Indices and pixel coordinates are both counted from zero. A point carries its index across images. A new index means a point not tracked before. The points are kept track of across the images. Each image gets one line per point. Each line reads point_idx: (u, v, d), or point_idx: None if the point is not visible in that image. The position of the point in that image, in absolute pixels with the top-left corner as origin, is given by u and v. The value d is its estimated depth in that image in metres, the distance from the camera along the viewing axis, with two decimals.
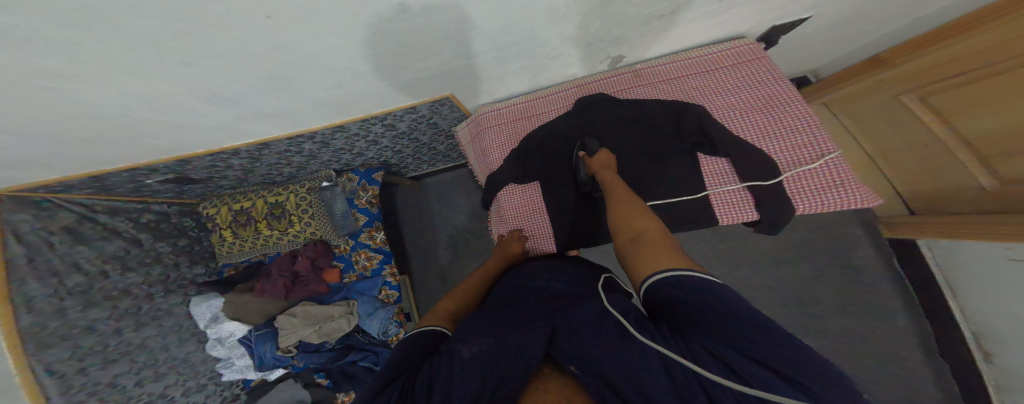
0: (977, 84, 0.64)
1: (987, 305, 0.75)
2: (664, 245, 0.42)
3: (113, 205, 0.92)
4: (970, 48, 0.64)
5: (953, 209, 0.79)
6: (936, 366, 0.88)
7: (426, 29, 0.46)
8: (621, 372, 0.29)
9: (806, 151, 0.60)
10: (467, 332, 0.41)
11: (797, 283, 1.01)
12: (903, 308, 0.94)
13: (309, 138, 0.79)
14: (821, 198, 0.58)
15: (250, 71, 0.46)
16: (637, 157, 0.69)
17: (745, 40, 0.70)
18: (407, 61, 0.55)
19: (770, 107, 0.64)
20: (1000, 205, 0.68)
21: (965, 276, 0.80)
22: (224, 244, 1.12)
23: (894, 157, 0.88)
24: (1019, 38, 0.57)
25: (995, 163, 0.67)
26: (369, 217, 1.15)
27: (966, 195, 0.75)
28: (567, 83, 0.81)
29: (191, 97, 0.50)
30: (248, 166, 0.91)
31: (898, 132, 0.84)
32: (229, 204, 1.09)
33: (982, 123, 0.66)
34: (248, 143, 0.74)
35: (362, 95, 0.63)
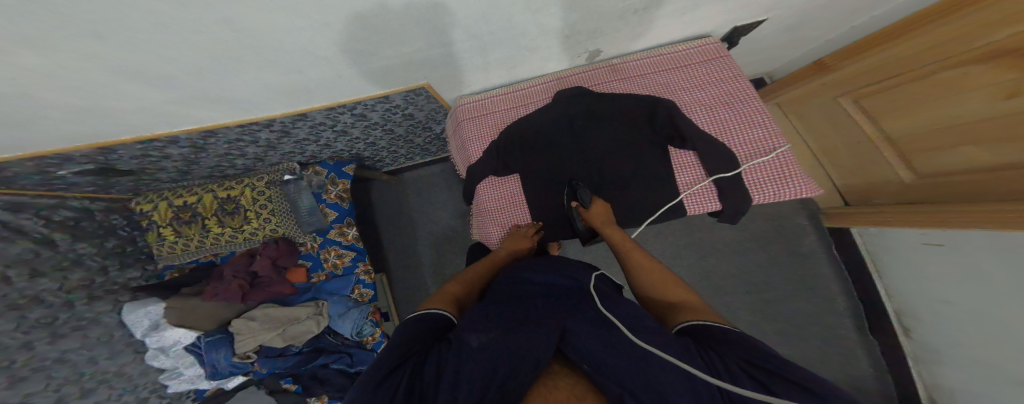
0: (898, 89, 0.76)
1: (908, 284, 0.90)
2: (700, 308, 0.47)
3: (20, 201, 0.75)
4: (888, 58, 0.75)
5: (880, 199, 0.92)
6: (864, 337, 1.04)
7: (396, 14, 0.44)
8: (638, 379, 0.33)
9: (762, 145, 0.66)
10: (475, 325, 0.44)
11: (750, 269, 1.14)
12: (840, 289, 1.08)
13: (267, 125, 0.71)
14: (774, 188, 0.64)
15: (199, 49, 0.41)
16: (614, 149, 0.72)
17: (709, 39, 0.75)
18: (378, 47, 0.51)
19: (731, 104, 0.70)
20: (916, 194, 0.82)
21: (889, 258, 0.94)
22: (161, 245, 1.00)
23: (834, 154, 1.01)
24: (926, 51, 0.68)
25: (915, 157, 0.79)
26: (339, 213, 1.07)
27: (889, 186, 0.88)
28: (546, 76, 0.82)
29: (121, 74, 0.43)
30: (191, 157, 0.81)
31: (836, 130, 0.96)
32: (170, 200, 0.98)
33: (905, 123, 0.77)
34: (189, 131, 0.65)
35: (327, 82, 0.58)
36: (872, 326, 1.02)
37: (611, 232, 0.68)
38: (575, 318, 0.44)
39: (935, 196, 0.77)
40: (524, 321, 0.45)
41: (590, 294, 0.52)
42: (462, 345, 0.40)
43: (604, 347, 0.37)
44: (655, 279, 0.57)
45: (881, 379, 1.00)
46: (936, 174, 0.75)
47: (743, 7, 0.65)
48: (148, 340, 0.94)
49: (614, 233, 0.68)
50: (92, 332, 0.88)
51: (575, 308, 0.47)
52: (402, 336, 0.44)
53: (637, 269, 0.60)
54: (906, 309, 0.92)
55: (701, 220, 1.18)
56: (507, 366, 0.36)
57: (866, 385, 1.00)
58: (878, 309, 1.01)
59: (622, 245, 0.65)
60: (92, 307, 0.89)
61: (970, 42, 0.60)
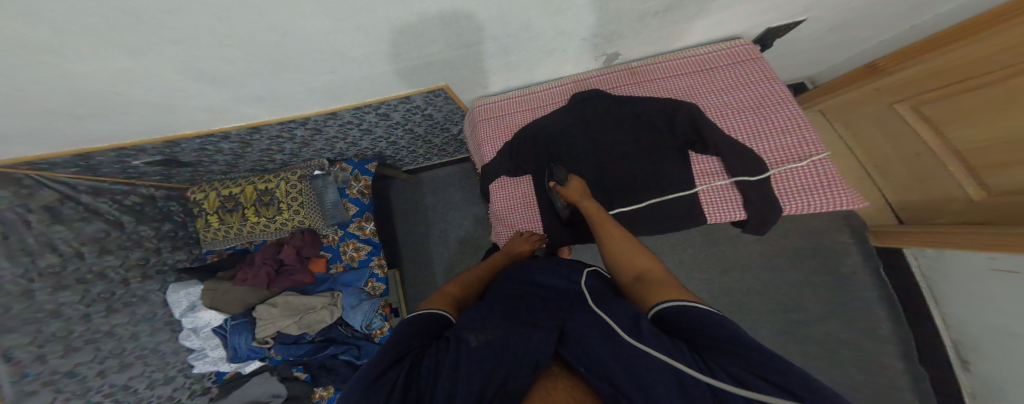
0: (964, 98, 0.68)
1: (969, 314, 0.79)
2: (667, 282, 0.47)
3: (99, 185, 0.88)
4: (948, 64, 0.68)
5: (940, 218, 0.83)
6: (913, 370, 0.93)
7: (424, 17, 0.46)
8: (633, 384, 0.32)
9: (796, 152, 0.61)
10: (473, 324, 0.44)
11: (781, 287, 1.05)
12: (884, 314, 0.98)
13: (302, 123, 0.76)
14: (809, 199, 0.59)
15: (247, 53, 0.44)
16: (635, 153, 0.70)
17: (739, 41, 0.72)
18: (404, 49, 0.54)
19: (762, 108, 0.66)
20: (985, 215, 0.73)
21: (949, 285, 0.84)
22: (208, 231, 1.09)
23: (886, 167, 0.93)
24: (996, 56, 0.61)
25: (984, 173, 0.70)
26: (359, 207, 1.11)
27: (952, 205, 0.79)
28: (563, 79, 0.81)
29: (180, 77, 0.47)
30: (238, 151, 0.88)
31: (889, 140, 0.88)
32: (218, 190, 1.07)
33: (970, 134, 0.70)
34: (237, 127, 0.71)
35: (357, 82, 0.61)
36: (926, 360, 0.91)
37: (587, 204, 0.65)
38: (575, 321, 0.43)
39: (1006, 219, 0.69)
40: (523, 321, 0.44)
41: (586, 298, 0.49)
42: (459, 344, 0.40)
43: (603, 350, 0.36)
44: (625, 251, 0.56)
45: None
46: (1007, 193, 0.67)
47: (776, 7, 0.61)
48: (184, 319, 1.03)
49: (591, 207, 0.65)
50: (143, 308, 0.98)
51: (575, 310, 0.46)
52: (402, 333, 0.45)
53: (611, 242, 0.59)
54: (964, 342, 0.82)
55: (726, 232, 1.12)
56: (506, 366, 0.37)
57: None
58: (932, 340, 0.90)
59: (597, 218, 0.63)
60: (144, 285, 1.00)
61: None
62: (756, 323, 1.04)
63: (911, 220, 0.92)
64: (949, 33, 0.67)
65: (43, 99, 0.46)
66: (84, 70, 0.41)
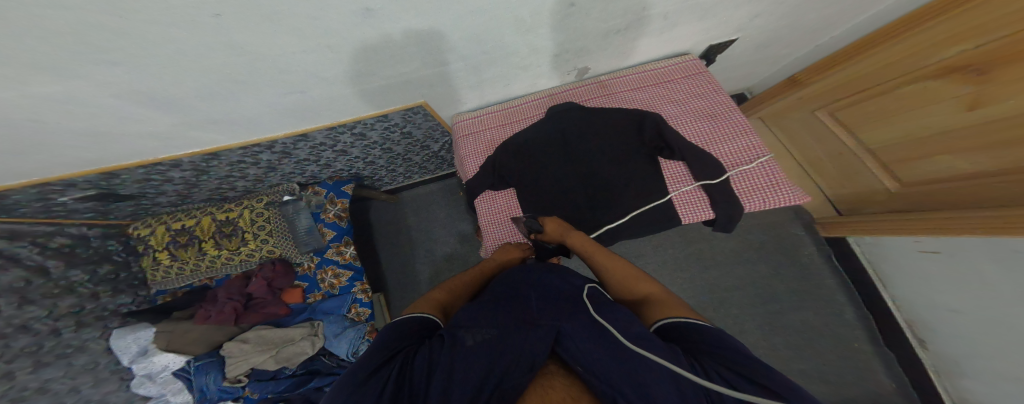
0: (870, 101, 0.80)
1: (913, 294, 0.88)
2: (670, 300, 0.51)
3: (16, 228, 0.74)
4: (853, 73, 0.80)
5: (870, 209, 0.92)
6: (877, 349, 1.00)
7: (396, 35, 0.45)
8: (629, 382, 0.34)
9: (747, 154, 0.66)
10: (470, 324, 0.46)
11: (755, 279, 1.12)
12: (847, 299, 1.06)
13: (269, 147, 0.72)
14: (765, 196, 0.63)
15: (205, 72, 0.41)
16: (606, 162, 0.73)
17: (689, 57, 0.78)
18: (377, 68, 0.53)
19: (715, 116, 0.71)
20: (903, 204, 0.82)
21: (888, 267, 0.93)
22: (155, 270, 0.98)
23: (819, 164, 1.04)
24: (889, 65, 0.73)
25: (897, 167, 0.81)
26: (337, 231, 1.06)
27: (877, 197, 0.88)
28: (537, 94, 0.84)
29: (132, 100, 0.44)
30: (192, 180, 0.81)
31: (819, 141, 0.99)
32: (167, 224, 0.96)
33: (882, 133, 0.80)
34: (192, 153, 0.66)
35: (328, 102, 0.59)
36: (886, 337, 0.99)
37: (572, 240, 0.67)
38: (571, 320, 0.45)
39: (918, 206, 0.79)
40: (523, 321, 0.46)
41: (584, 298, 0.52)
42: (454, 344, 0.42)
43: (600, 349, 0.39)
44: (623, 278, 0.60)
45: (907, 396, 0.94)
46: (916, 183, 0.78)
47: (721, 24, 0.68)
48: (135, 367, 0.92)
49: (576, 242, 0.67)
50: (78, 360, 0.86)
51: (574, 310, 0.48)
52: (388, 334, 0.47)
53: (609, 272, 0.62)
54: (915, 317, 0.90)
55: (701, 231, 1.18)
56: (503, 366, 0.38)
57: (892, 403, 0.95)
58: (888, 318, 0.97)
59: (585, 251, 0.65)
60: (79, 334, 0.87)
61: (929, 57, 0.65)
62: (736, 316, 1.09)
63: (847, 211, 1.01)
64: (852, 48, 0.79)
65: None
66: (9, 95, 0.36)
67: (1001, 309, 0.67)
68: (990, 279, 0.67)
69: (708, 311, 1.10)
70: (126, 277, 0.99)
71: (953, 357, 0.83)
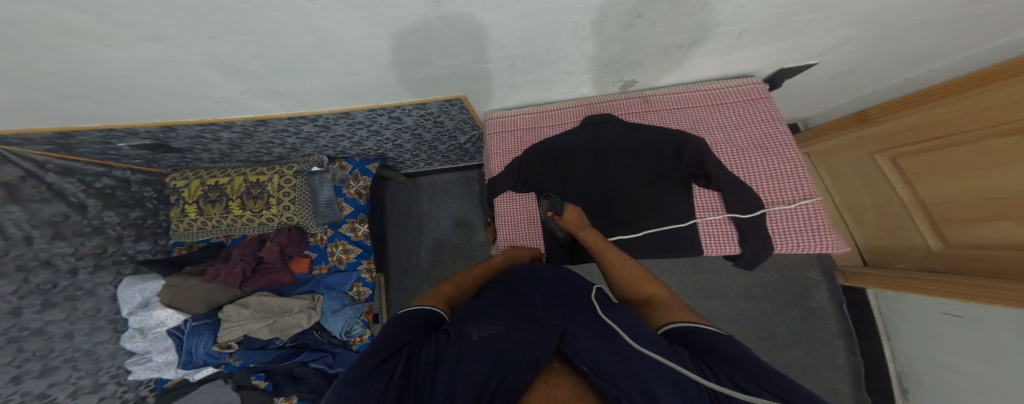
0: (933, 153, 0.78)
1: (916, 350, 0.88)
2: (673, 303, 0.51)
3: (70, 165, 0.80)
4: (922, 120, 0.78)
5: (901, 264, 0.94)
6: (860, 399, 1.02)
7: (456, 30, 0.46)
8: (633, 385, 0.32)
9: (790, 194, 0.66)
10: (474, 320, 0.47)
11: (758, 316, 1.12)
12: (843, 347, 1.07)
13: (313, 120, 0.73)
14: (798, 239, 0.64)
15: (276, 49, 0.42)
16: (640, 180, 0.74)
17: (750, 80, 0.77)
18: (428, 59, 0.54)
19: (764, 149, 0.71)
20: (939, 264, 0.83)
21: (900, 320, 0.93)
22: (179, 222, 1.00)
23: (859, 210, 1.03)
24: (964, 119, 0.71)
25: (944, 225, 0.80)
26: (354, 208, 1.08)
27: (914, 253, 0.89)
28: (577, 100, 0.85)
29: (207, 67, 0.45)
30: (236, 141, 0.82)
31: (867, 187, 0.98)
32: (201, 179, 0.98)
33: (937, 187, 0.79)
34: (244, 118, 0.66)
35: (374, 86, 0.60)
36: (871, 387, 1.01)
37: (585, 233, 0.69)
38: (574, 321, 0.44)
39: (953, 268, 0.80)
40: (526, 319, 0.46)
41: (591, 301, 0.52)
42: (459, 338, 0.43)
43: (603, 352, 0.37)
44: (629, 276, 0.60)
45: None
46: (964, 245, 0.77)
47: (785, 51, 0.67)
48: (133, 319, 0.92)
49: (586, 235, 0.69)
50: (83, 304, 0.87)
51: (576, 311, 0.48)
52: (389, 330, 0.47)
53: (614, 268, 0.62)
54: (907, 373, 0.91)
55: (711, 260, 1.18)
56: (507, 363, 0.37)
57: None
58: (880, 370, 0.99)
59: (596, 245, 0.66)
60: (93, 277, 0.89)
61: (995, 116, 0.64)
62: None
63: (875, 263, 1.02)
64: (931, 93, 0.77)
65: (38, 74, 0.41)
66: (103, 53, 0.38)
67: (990, 377, 0.68)
68: (989, 345, 0.69)
69: None
70: (148, 225, 1.01)
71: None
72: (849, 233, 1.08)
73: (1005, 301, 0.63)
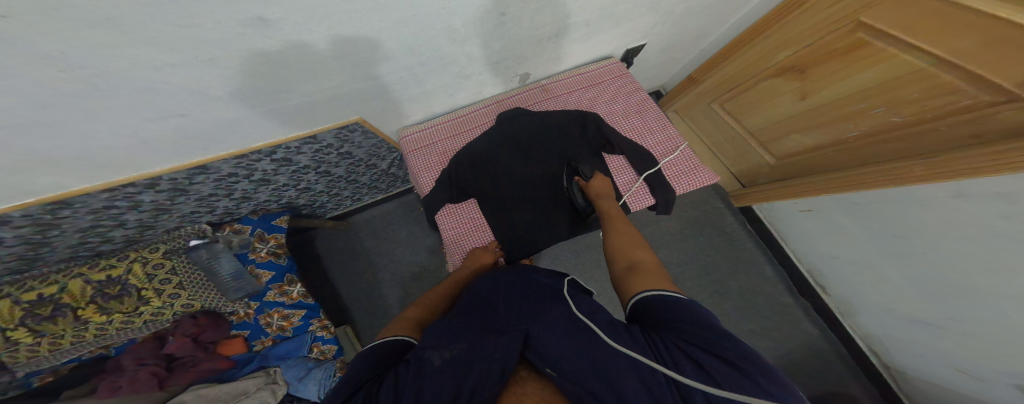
0: (744, 93, 0.98)
1: (807, 248, 1.07)
2: (655, 271, 0.52)
3: None
4: (732, 69, 0.97)
5: (761, 181, 1.13)
6: (799, 302, 1.18)
7: (315, 51, 0.46)
8: (599, 381, 0.36)
9: (671, 144, 0.78)
10: (438, 343, 0.46)
11: (700, 253, 1.26)
12: (767, 261, 1.23)
13: (150, 184, 0.66)
14: (689, 179, 0.75)
15: (82, 89, 0.37)
16: (557, 160, 0.80)
17: (611, 60, 0.87)
18: (297, 82, 0.52)
19: (642, 112, 0.82)
20: (781, 174, 1.02)
21: (784, 227, 1.14)
22: (12, 353, 0.72)
23: (720, 148, 1.22)
24: (755, 63, 0.89)
25: (771, 145, 1.00)
26: (275, 270, 0.97)
27: (762, 170, 1.09)
28: (484, 101, 0.88)
29: (11, 125, 0.38)
30: (36, 237, 0.67)
31: (718, 128, 1.17)
32: (15, 295, 0.72)
33: (755, 119, 0.99)
34: (26, 204, 0.57)
35: (237, 121, 0.57)
36: (799, 287, 1.18)
37: (603, 202, 0.72)
38: (537, 322, 0.47)
39: (789, 174, 1.00)
40: (489, 330, 0.49)
41: (564, 293, 0.56)
42: (422, 364, 0.42)
43: (568, 349, 0.41)
44: (621, 243, 0.62)
45: (826, 337, 1.13)
46: (788, 158, 0.97)
47: (627, 33, 0.78)
48: None
49: (608, 204, 0.72)
50: None
51: (540, 309, 0.51)
52: (361, 363, 0.46)
53: (613, 232, 0.66)
54: (814, 269, 1.10)
55: (646, 215, 1.31)
56: (474, 379, 0.39)
57: (814, 343, 1.13)
58: (794, 271, 1.18)
59: (609, 214, 0.70)
60: None
61: (770, 58, 0.85)
62: (686, 287, 1.21)
63: (747, 183, 1.21)
64: (728, 49, 0.95)
65: None
66: None
67: (869, 253, 0.86)
68: (848, 229, 0.87)
69: None
70: None
71: (844, 295, 1.03)
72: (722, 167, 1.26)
73: (845, 188, 0.79)
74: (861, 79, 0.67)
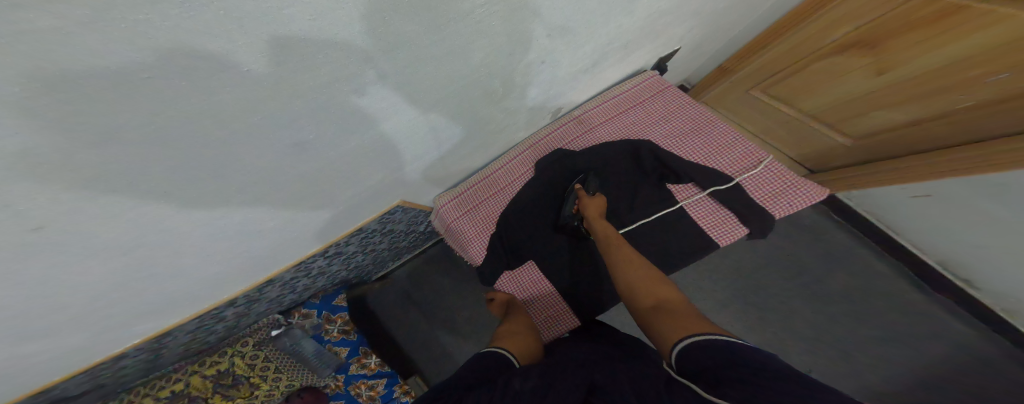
0: (794, 78, 0.95)
1: (938, 240, 0.94)
2: (688, 315, 0.47)
3: None
4: (773, 57, 0.95)
5: (840, 161, 1.06)
6: (914, 283, 1.06)
7: (403, 133, 0.53)
8: None
9: (747, 160, 0.76)
10: (517, 372, 0.45)
11: (778, 247, 1.15)
12: (860, 243, 1.12)
13: (233, 303, 0.75)
14: (789, 202, 0.71)
15: (245, 210, 0.46)
16: (622, 192, 0.79)
17: (648, 73, 0.90)
18: (376, 169, 0.60)
19: (700, 130, 0.81)
20: (869, 152, 0.96)
21: (894, 218, 1.01)
22: None
23: (772, 134, 1.17)
24: (801, 46, 0.87)
25: (845, 125, 0.95)
26: (349, 346, 1.04)
27: (837, 151, 1.03)
28: (518, 146, 0.91)
29: (186, 252, 0.47)
30: (154, 359, 0.78)
31: (764, 115, 1.13)
32: (152, 395, 0.87)
33: (815, 101, 0.95)
34: (137, 342, 0.64)
35: (336, 214, 0.66)
36: (915, 270, 1.06)
37: (598, 223, 0.71)
38: (607, 379, 0.42)
39: (879, 152, 0.94)
40: (560, 375, 0.44)
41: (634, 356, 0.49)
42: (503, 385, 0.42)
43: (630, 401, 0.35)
44: (640, 277, 0.56)
45: (966, 322, 1.00)
46: (871, 135, 0.92)
47: (657, 46, 0.82)
48: None
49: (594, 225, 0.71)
50: None
51: (607, 369, 0.45)
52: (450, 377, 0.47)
53: (620, 261, 0.60)
54: (945, 259, 0.97)
55: None
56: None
57: (948, 329, 1.01)
58: (899, 250, 1.06)
59: (606, 236, 0.67)
60: None
61: (822, 40, 0.82)
62: (772, 288, 1.11)
63: (818, 166, 1.14)
64: (768, 36, 0.94)
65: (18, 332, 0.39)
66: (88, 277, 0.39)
67: None
68: (1002, 215, 0.76)
69: (747, 293, 1.12)
70: None
71: (1003, 289, 0.89)
72: (781, 153, 1.20)
73: (987, 168, 0.72)
74: (955, 51, 0.64)
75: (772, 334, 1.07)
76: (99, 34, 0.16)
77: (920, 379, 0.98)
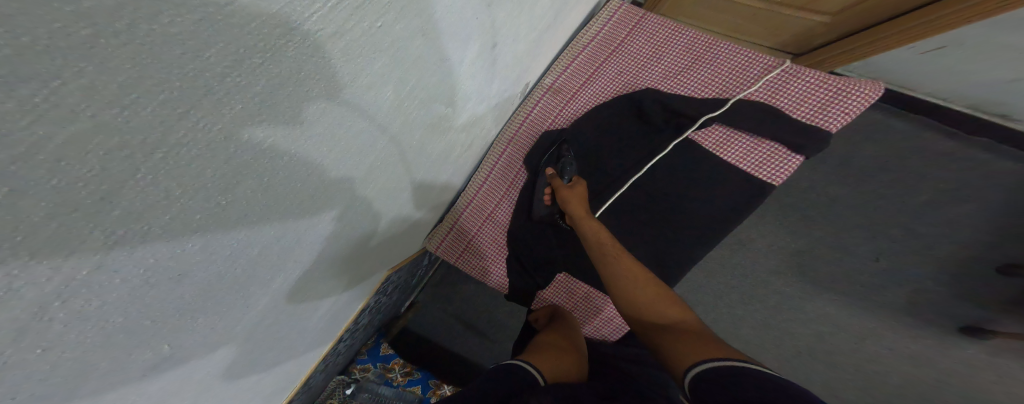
0: None
1: (967, 87, 0.89)
2: (698, 333, 0.48)
3: None
4: None
5: (821, 40, 0.93)
6: (969, 141, 0.97)
7: (380, 193, 0.45)
8: None
9: (767, 75, 0.70)
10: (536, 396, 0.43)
11: (828, 162, 1.02)
12: (905, 119, 1.00)
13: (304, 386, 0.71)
14: (838, 110, 0.65)
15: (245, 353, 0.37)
16: (643, 155, 0.75)
17: (616, 3, 0.81)
18: (367, 244, 0.52)
19: (701, 58, 0.75)
20: (852, 24, 0.84)
21: (909, 78, 0.94)
22: None
23: (742, 29, 1.01)
24: None
25: (816, 3, 0.82)
26: (420, 382, 1.03)
27: (816, 29, 0.90)
28: (497, 145, 0.83)
29: None
30: None
31: (726, 13, 0.97)
32: None
33: None
34: None
35: (343, 300, 0.59)
36: (961, 125, 0.97)
37: (586, 226, 0.66)
38: None
39: (862, 21, 0.82)
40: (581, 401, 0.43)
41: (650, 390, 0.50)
42: None
43: None
44: (647, 293, 0.55)
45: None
46: (849, 6, 0.80)
47: None
48: None
49: (578, 218, 0.67)
50: None
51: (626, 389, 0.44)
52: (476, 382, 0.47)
53: (625, 277, 0.58)
54: (979, 102, 0.91)
55: None
56: None
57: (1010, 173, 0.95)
58: (944, 112, 0.97)
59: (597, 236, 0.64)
60: None
61: None
62: (833, 207, 0.99)
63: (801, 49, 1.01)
64: None
65: None
66: None
67: None
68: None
69: (806, 223, 1.00)
70: None
71: None
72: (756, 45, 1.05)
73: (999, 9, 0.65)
74: None
75: (841, 244, 0.98)
76: (240, 93, 0.17)
77: (982, 223, 0.94)
